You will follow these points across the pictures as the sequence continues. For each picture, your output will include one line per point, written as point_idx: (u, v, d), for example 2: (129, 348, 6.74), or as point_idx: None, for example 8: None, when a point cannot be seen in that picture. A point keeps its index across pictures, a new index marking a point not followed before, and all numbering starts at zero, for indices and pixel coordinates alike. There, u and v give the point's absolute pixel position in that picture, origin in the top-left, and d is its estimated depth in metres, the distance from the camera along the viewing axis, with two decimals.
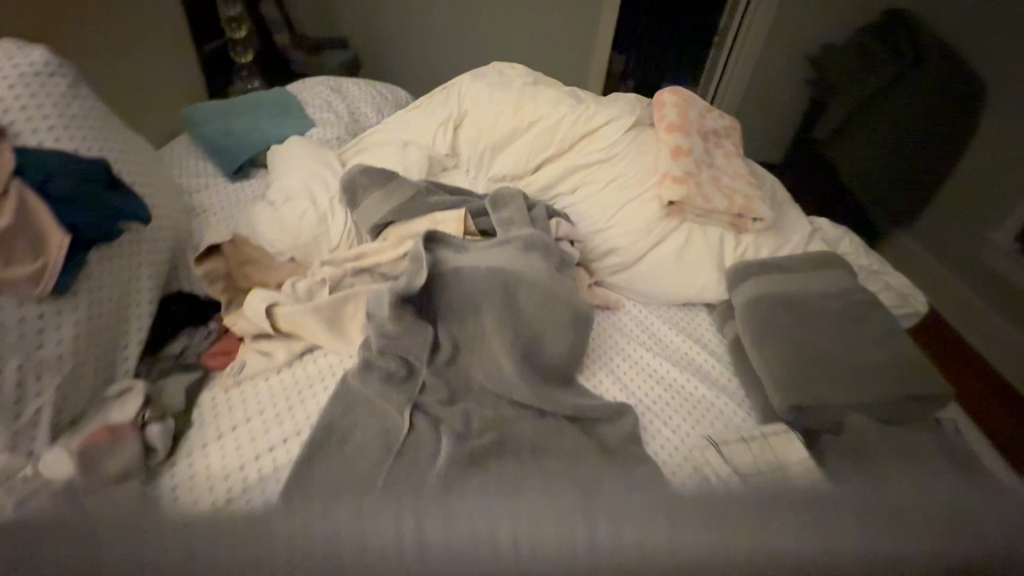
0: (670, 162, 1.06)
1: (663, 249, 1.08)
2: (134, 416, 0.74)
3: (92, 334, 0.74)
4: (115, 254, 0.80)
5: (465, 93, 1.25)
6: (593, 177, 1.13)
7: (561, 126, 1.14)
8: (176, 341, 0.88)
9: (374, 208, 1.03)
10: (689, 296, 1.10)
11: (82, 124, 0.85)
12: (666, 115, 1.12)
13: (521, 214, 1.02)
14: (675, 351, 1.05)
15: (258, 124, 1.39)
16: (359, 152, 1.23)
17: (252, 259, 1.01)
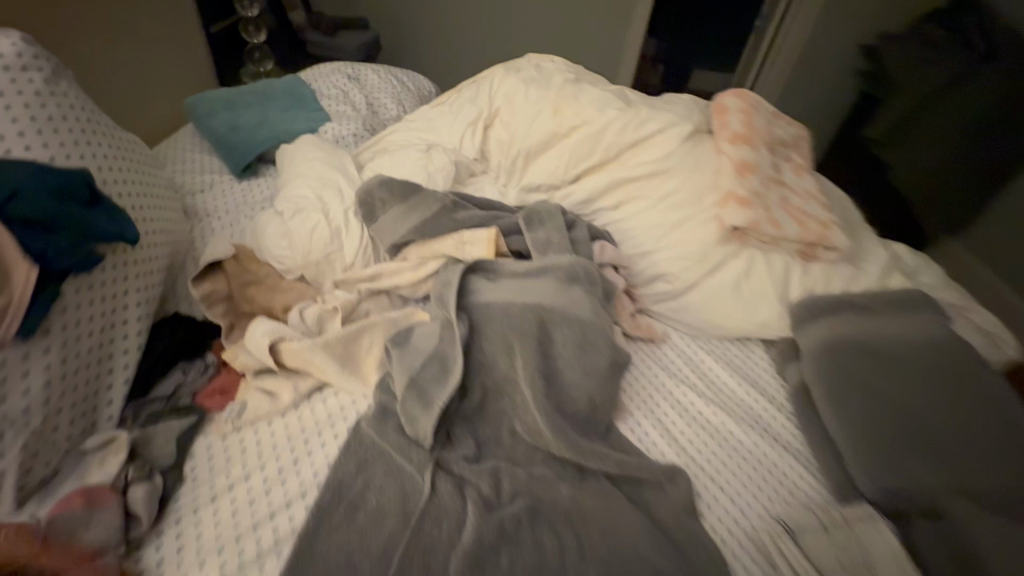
0: (735, 179, 0.91)
1: (718, 279, 0.95)
2: (117, 475, 0.64)
3: (66, 379, 0.64)
4: (95, 282, 0.69)
5: (497, 89, 1.11)
6: (642, 191, 0.99)
7: (608, 131, 0.99)
8: (170, 378, 0.78)
9: (393, 224, 0.91)
10: (746, 331, 0.97)
11: (59, 126, 0.73)
12: (731, 123, 0.97)
13: (561, 235, 0.89)
14: (729, 397, 0.92)
15: (268, 117, 1.27)
16: (378, 153, 1.10)
17: (257, 278, 0.91)
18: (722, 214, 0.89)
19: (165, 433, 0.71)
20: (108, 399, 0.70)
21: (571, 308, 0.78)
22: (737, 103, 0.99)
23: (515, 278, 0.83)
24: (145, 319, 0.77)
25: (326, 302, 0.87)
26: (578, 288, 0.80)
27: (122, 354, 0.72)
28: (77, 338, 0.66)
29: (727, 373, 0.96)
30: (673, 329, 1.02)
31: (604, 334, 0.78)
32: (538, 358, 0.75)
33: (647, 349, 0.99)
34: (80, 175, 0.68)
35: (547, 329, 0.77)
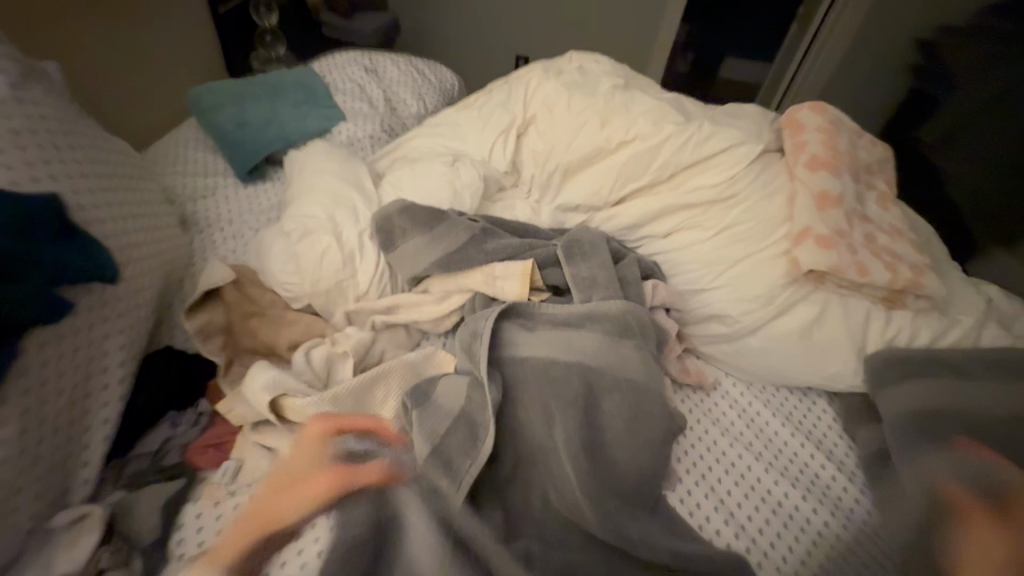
0: (813, 213, 0.78)
1: (786, 323, 0.82)
2: (88, 560, 0.55)
3: (29, 449, 0.54)
4: (66, 330, 0.58)
5: (533, 94, 0.99)
6: (699, 219, 0.86)
7: (662, 149, 0.87)
8: (158, 429, 0.68)
9: (414, 253, 0.80)
10: (813, 382, 0.84)
11: (29, 139, 0.62)
12: (809, 143, 0.83)
13: (607, 272, 0.77)
14: (792, 462, 0.80)
15: (278, 114, 1.15)
16: (398, 163, 0.99)
17: (261, 309, 0.81)
18: (797, 253, 0.76)
19: (147, 501, 0.61)
20: (83, 463, 0.61)
21: (620, 369, 0.67)
22: (816, 119, 0.86)
23: (556, 327, 0.71)
24: (129, 365, 0.66)
25: (336, 340, 0.76)
26: (629, 342, 0.69)
27: (101, 409, 0.62)
28: (43, 399, 0.56)
29: (788, 432, 0.84)
30: (723, 375, 0.91)
31: (656, 398, 0.67)
32: (582, 427, 0.63)
33: (696, 398, 0.87)
34: (47, 204, 0.57)
35: (592, 391, 0.66)
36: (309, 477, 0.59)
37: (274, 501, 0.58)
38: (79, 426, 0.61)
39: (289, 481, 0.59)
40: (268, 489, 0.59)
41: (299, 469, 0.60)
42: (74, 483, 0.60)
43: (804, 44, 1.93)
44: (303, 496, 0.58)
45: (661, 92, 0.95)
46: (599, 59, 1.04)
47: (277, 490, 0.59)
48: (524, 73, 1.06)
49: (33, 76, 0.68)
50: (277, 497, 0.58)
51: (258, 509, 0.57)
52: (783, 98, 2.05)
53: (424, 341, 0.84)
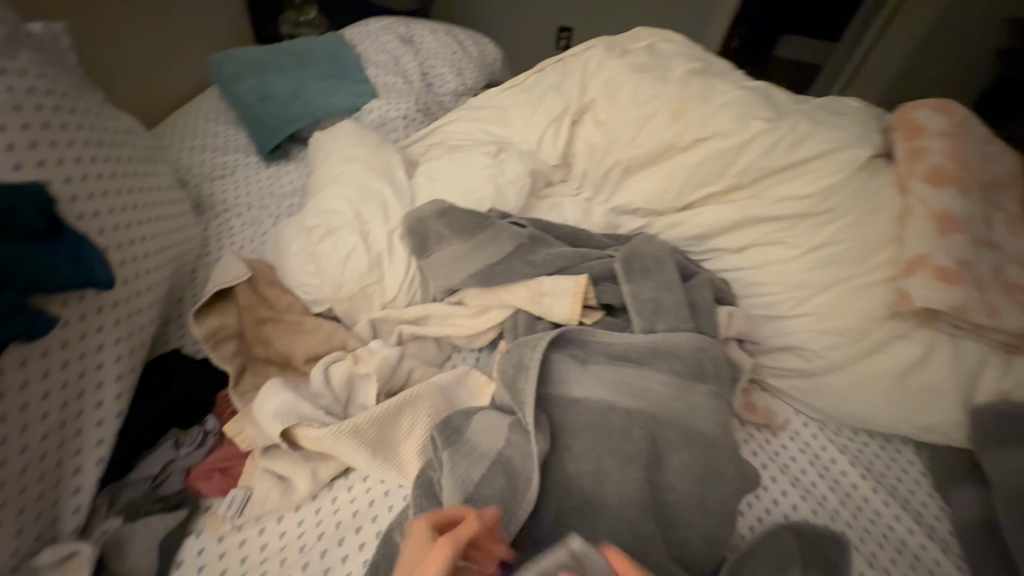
0: (934, 237, 0.64)
1: (882, 363, 0.69)
2: None
3: (6, 484, 0.47)
4: (53, 344, 0.51)
5: (591, 78, 0.87)
6: (781, 235, 0.74)
7: (746, 150, 0.74)
8: (158, 451, 0.61)
9: (452, 262, 0.70)
10: (906, 433, 0.71)
11: (16, 115, 0.53)
12: (932, 150, 0.71)
13: (675, 297, 0.66)
14: (875, 522, 0.66)
15: (305, 87, 1.04)
16: (434, 150, 0.88)
17: (276, 312, 0.72)
18: (909, 285, 0.63)
19: (144, 536, 0.54)
20: (73, 491, 0.54)
21: (689, 418, 0.57)
22: (939, 121, 0.74)
23: (615, 363, 0.61)
24: (128, 377, 0.59)
25: (358, 356, 0.67)
26: (702, 386, 0.59)
27: (94, 429, 0.55)
28: (23, 425, 0.48)
29: (868, 485, 0.70)
30: (794, 413, 0.78)
31: (729, 453, 0.57)
32: (644, 487, 0.54)
33: (762, 439, 0.74)
34: (34, 193, 0.49)
35: (656, 442, 0.56)
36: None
37: None
38: (69, 451, 0.53)
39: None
40: None
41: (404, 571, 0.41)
42: (63, 513, 0.53)
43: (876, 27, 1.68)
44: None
45: (742, 81, 0.81)
46: (669, 38, 0.92)
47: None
48: (582, 52, 0.94)
49: (22, 38, 0.58)
50: None
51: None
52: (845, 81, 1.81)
53: (456, 354, 0.75)
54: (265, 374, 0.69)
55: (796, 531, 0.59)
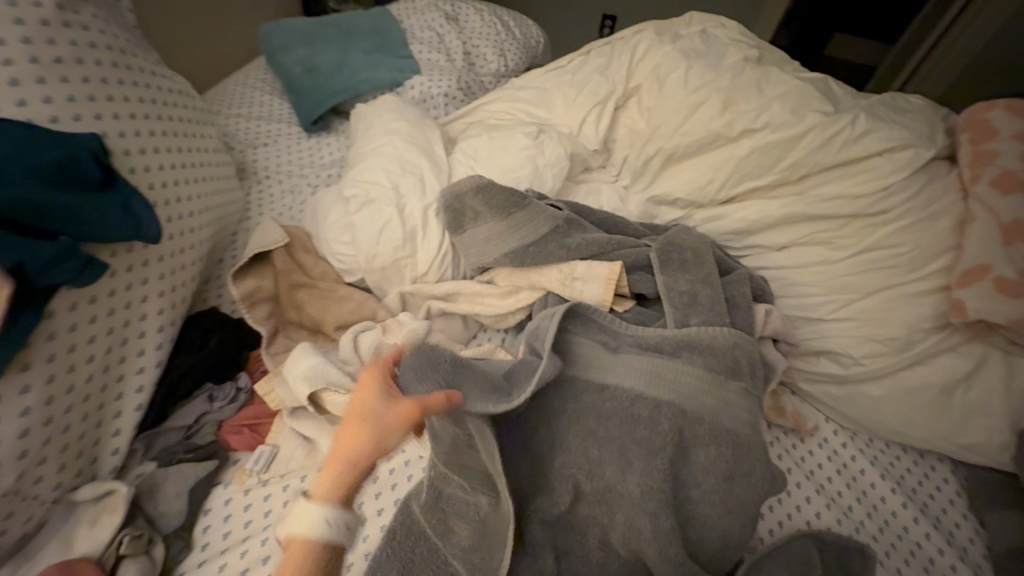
0: (997, 247, 0.61)
1: (925, 375, 0.65)
2: (109, 543, 0.50)
3: (53, 421, 0.49)
4: (100, 292, 0.53)
5: (639, 63, 0.85)
6: (826, 235, 0.71)
7: (798, 144, 0.71)
8: (192, 403, 0.63)
9: (487, 241, 0.70)
10: (946, 451, 0.68)
11: (77, 68, 0.54)
12: (1004, 153, 0.67)
13: (712, 290, 0.64)
14: (902, 538, 0.64)
15: (350, 59, 1.05)
16: (473, 129, 0.88)
17: (309, 278, 0.74)
18: (965, 296, 0.60)
19: (176, 482, 0.56)
20: (113, 433, 0.56)
21: (717, 414, 0.56)
22: (1014, 124, 0.69)
23: (644, 353, 0.60)
24: (169, 330, 0.61)
25: (388, 327, 0.67)
26: (736, 383, 0.57)
27: (134, 376, 0.57)
28: (70, 366, 0.50)
29: (898, 499, 0.67)
30: (825, 421, 0.74)
31: (757, 453, 0.55)
32: (665, 478, 0.53)
33: (789, 444, 0.71)
34: (88, 146, 0.51)
35: (683, 436, 0.55)
36: (373, 432, 0.41)
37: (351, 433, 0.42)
38: (111, 395, 0.55)
39: (348, 437, 0.41)
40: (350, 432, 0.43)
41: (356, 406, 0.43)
42: (103, 453, 0.55)
43: (953, 10, 1.36)
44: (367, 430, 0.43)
45: (797, 73, 0.78)
46: (724, 24, 0.89)
47: (335, 464, 0.40)
48: (631, 36, 0.92)
49: None
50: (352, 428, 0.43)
51: (326, 477, 0.40)
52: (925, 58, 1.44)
53: (481, 334, 0.75)
54: (297, 338, 0.71)
55: (817, 538, 0.58)
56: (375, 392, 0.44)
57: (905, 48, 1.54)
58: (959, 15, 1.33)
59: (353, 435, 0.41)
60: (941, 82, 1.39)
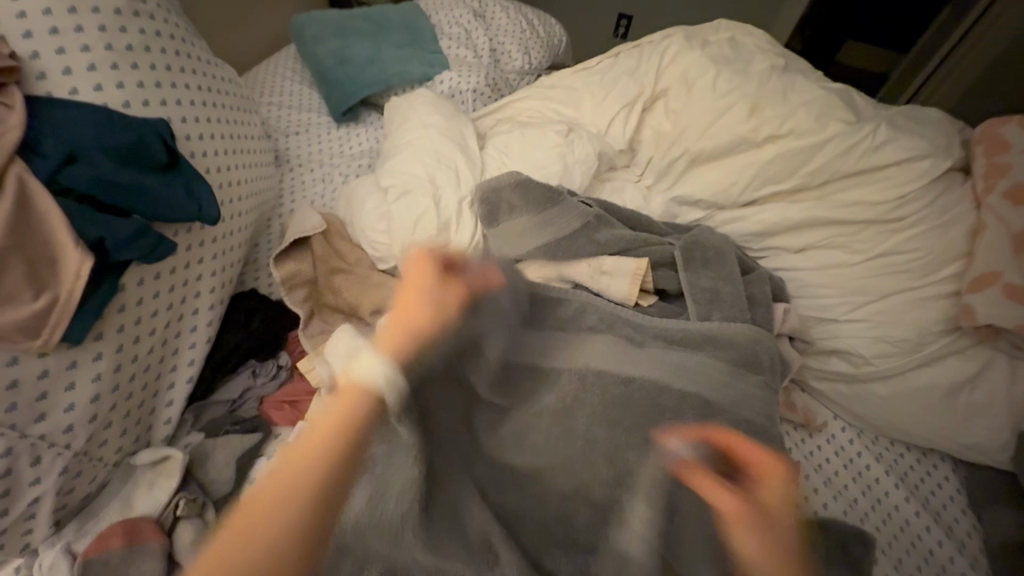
0: (1008, 255, 0.64)
1: (933, 376, 0.69)
2: (166, 506, 0.54)
3: (119, 388, 0.52)
4: (164, 269, 0.56)
5: (667, 67, 0.88)
6: (842, 239, 0.74)
7: (819, 151, 0.75)
8: (237, 378, 0.66)
9: (519, 233, 0.73)
10: (949, 449, 0.71)
11: (144, 55, 0.57)
12: (1015, 165, 0.70)
13: (734, 289, 0.67)
14: (905, 531, 0.67)
15: (383, 52, 1.07)
16: (504, 125, 0.91)
17: (346, 265, 0.77)
18: (974, 300, 0.64)
19: (225, 452, 0.60)
20: (166, 403, 0.59)
21: (738, 405, 0.59)
22: None
23: (670, 347, 0.63)
24: (218, 308, 0.65)
25: None
26: (755, 376, 0.61)
27: (187, 351, 0.61)
28: (136, 338, 0.54)
29: (902, 495, 0.70)
30: (834, 418, 0.77)
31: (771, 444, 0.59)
32: None
33: (799, 439, 0.74)
34: (158, 130, 0.54)
35: (707, 425, 0.58)
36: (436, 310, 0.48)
37: (420, 295, 0.48)
38: (166, 366, 0.59)
39: (414, 312, 0.47)
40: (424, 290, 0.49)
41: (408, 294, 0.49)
42: (157, 422, 0.59)
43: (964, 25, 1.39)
44: (420, 313, 0.47)
45: (821, 83, 0.81)
46: (750, 32, 0.92)
47: (394, 336, 0.45)
48: (659, 40, 0.95)
49: None
50: (416, 301, 0.48)
51: (388, 341, 0.45)
52: (940, 63, 1.43)
53: None
54: (332, 321, 0.74)
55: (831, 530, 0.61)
56: (420, 275, 0.50)
57: (915, 60, 1.57)
58: (972, 26, 1.34)
59: (425, 317, 0.47)
60: (950, 95, 1.41)
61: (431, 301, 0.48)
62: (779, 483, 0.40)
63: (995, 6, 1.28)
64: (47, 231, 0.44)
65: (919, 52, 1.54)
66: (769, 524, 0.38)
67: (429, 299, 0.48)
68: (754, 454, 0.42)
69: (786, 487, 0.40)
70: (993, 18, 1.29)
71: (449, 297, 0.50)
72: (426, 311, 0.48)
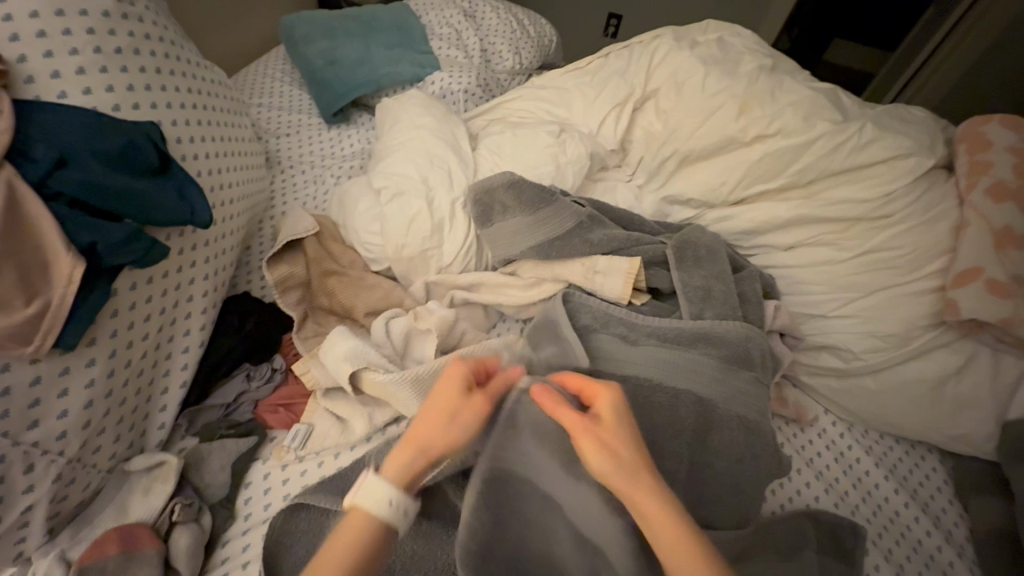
0: (989, 251, 0.66)
1: (920, 370, 0.70)
2: (161, 511, 0.53)
3: (113, 394, 0.52)
4: (157, 273, 0.56)
5: (657, 67, 0.89)
6: (830, 237, 0.76)
7: (808, 150, 0.76)
8: (232, 382, 0.66)
9: (513, 234, 0.73)
10: (934, 441, 0.73)
11: (134, 58, 0.57)
12: (996, 164, 0.72)
13: (726, 287, 0.68)
14: (894, 521, 0.69)
15: (374, 53, 1.07)
16: (496, 125, 0.91)
17: (340, 267, 0.76)
18: (958, 296, 0.66)
19: (220, 456, 0.60)
20: (160, 408, 0.59)
21: (730, 401, 0.60)
22: (1007, 137, 0.74)
23: (663, 344, 0.64)
24: (211, 312, 0.64)
25: (418, 314, 0.70)
26: (746, 372, 0.62)
27: (181, 355, 0.60)
28: (129, 343, 0.53)
29: (890, 486, 0.72)
30: (824, 412, 0.79)
31: (762, 438, 0.60)
32: (683, 460, 0.57)
33: (791, 433, 0.76)
34: (149, 134, 0.53)
35: (700, 421, 0.58)
36: (459, 424, 0.45)
37: (445, 400, 0.46)
38: (160, 371, 0.59)
39: (432, 424, 0.45)
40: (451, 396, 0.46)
41: (441, 401, 0.46)
42: (151, 427, 0.58)
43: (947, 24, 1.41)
44: (442, 424, 0.45)
45: (808, 82, 0.82)
46: (738, 33, 0.93)
47: (404, 448, 0.44)
48: (649, 40, 0.96)
49: None
50: (441, 407, 0.46)
51: (397, 457, 0.43)
52: (923, 63, 1.45)
53: (500, 323, 0.79)
54: (326, 323, 0.74)
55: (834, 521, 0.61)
56: (457, 383, 0.47)
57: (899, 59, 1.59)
58: (955, 25, 1.36)
59: (444, 435, 0.44)
60: (934, 93, 1.44)
61: (452, 411, 0.45)
62: (603, 398, 0.46)
63: (978, 5, 1.30)
64: (39, 237, 0.44)
65: (903, 51, 1.57)
66: (601, 434, 0.44)
67: (450, 409, 0.45)
68: (587, 382, 0.48)
69: (610, 401, 0.46)
70: (975, 17, 1.31)
71: (478, 414, 0.46)
72: (443, 423, 0.45)
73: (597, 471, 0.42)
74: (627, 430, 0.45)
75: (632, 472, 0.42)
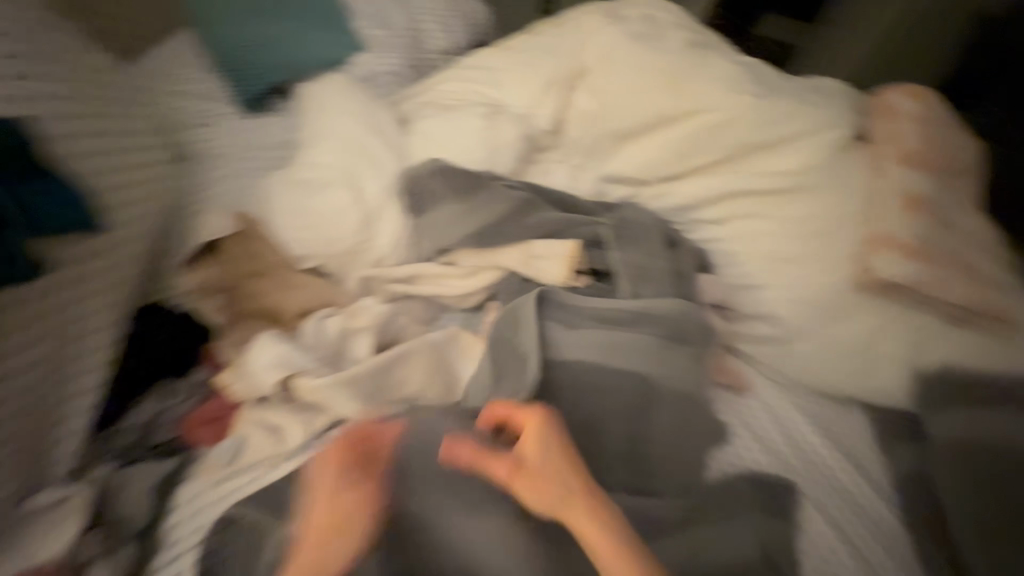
0: (899, 217, 0.71)
1: (844, 331, 0.74)
2: (75, 549, 0.49)
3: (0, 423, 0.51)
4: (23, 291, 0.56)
5: (588, 43, 0.87)
6: (760, 208, 0.78)
7: (733, 126, 0.77)
8: (149, 401, 0.61)
9: (446, 222, 0.71)
10: (859, 396, 0.77)
11: None
12: (903, 133, 0.77)
13: (662, 264, 0.69)
14: (827, 474, 0.72)
15: (290, 32, 0.98)
16: (426, 108, 0.87)
17: (262, 265, 0.71)
18: (875, 260, 0.70)
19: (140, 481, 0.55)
20: (64, 435, 0.56)
21: (668, 376, 0.62)
22: (910, 106, 0.80)
23: (604, 329, 0.64)
24: (112, 331, 0.63)
25: (352, 312, 0.68)
26: (683, 347, 0.64)
27: (78, 378, 0.59)
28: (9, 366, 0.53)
29: (824, 442, 0.75)
30: (764, 378, 0.80)
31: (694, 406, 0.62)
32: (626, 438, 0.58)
33: (731, 400, 0.77)
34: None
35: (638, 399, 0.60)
36: (347, 535, 0.48)
37: (329, 515, 0.49)
38: (56, 397, 0.56)
39: (321, 544, 0.48)
40: (335, 508, 0.50)
41: (330, 516, 0.49)
42: (54, 461, 0.55)
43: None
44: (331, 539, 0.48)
45: (733, 58, 0.83)
46: (666, 7, 0.93)
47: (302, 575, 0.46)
48: (579, 15, 0.94)
49: None
50: (327, 521, 0.49)
51: None
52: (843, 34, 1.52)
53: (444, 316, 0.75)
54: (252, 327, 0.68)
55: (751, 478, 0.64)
56: (331, 485, 0.51)
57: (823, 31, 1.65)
58: None
59: (336, 553, 0.47)
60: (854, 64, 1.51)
61: (337, 526, 0.49)
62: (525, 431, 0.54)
63: None
64: None
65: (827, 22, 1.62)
66: (525, 467, 0.52)
67: (332, 524, 0.48)
68: (511, 415, 0.56)
69: (531, 431, 0.54)
70: None
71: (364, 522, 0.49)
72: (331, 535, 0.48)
73: (534, 514, 0.50)
74: (547, 455, 0.53)
75: (558, 497, 0.50)
